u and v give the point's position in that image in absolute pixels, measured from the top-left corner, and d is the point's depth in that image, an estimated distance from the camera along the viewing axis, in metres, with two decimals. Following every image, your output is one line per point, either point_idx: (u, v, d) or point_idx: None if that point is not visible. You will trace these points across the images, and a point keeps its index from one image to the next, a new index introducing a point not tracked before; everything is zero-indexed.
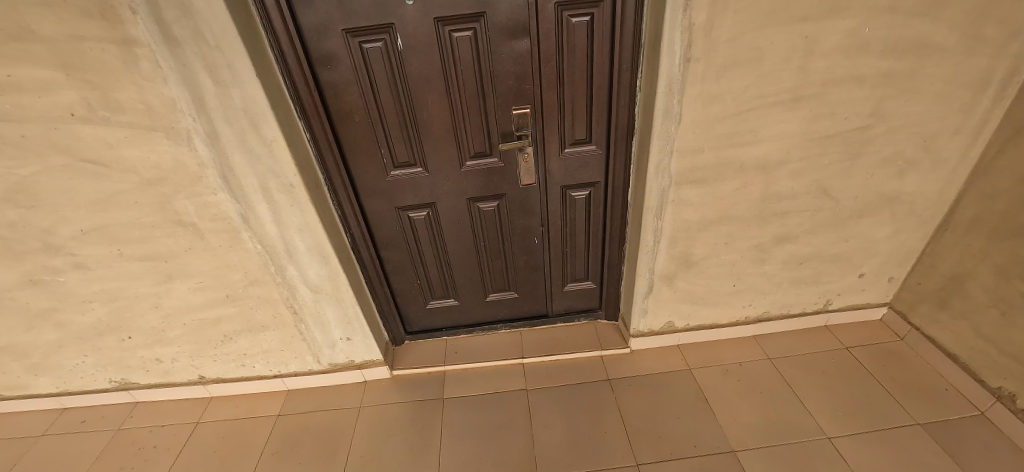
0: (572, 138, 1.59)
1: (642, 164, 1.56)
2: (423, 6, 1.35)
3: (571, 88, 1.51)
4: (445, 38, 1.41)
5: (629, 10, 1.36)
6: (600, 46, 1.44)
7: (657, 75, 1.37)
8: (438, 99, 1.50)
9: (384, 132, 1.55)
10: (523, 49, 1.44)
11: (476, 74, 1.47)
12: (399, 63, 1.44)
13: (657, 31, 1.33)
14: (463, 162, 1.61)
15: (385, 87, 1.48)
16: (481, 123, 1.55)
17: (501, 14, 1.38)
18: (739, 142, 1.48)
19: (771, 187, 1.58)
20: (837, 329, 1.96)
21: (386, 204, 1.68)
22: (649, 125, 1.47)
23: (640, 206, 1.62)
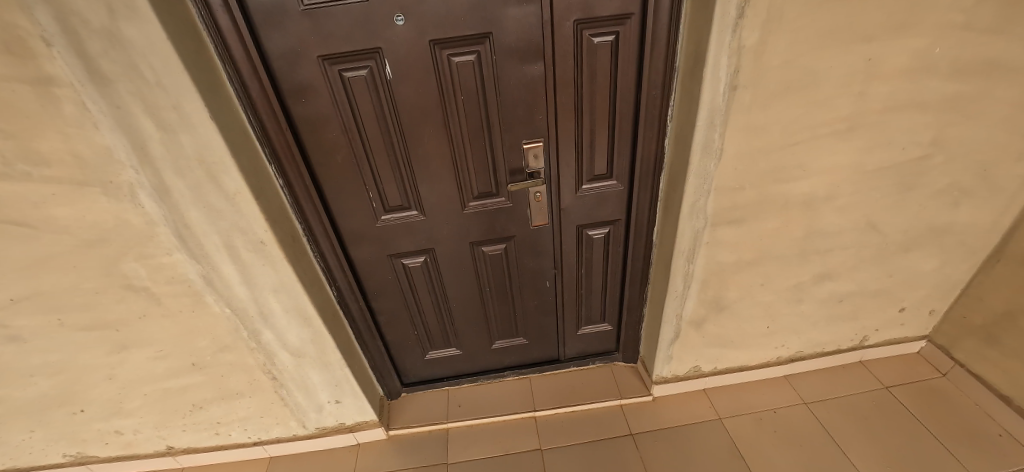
0: (590, 173, 1.38)
1: (672, 202, 1.36)
2: (416, 27, 1.11)
3: (590, 118, 1.30)
4: (443, 63, 1.18)
5: (661, 28, 1.16)
6: (625, 69, 1.23)
7: (695, 105, 1.17)
8: (436, 133, 1.27)
9: (371, 173, 1.31)
10: (535, 74, 1.21)
11: (480, 104, 1.25)
12: (388, 93, 1.20)
13: (697, 54, 1.12)
14: (466, 203, 1.39)
15: (372, 121, 1.24)
16: (486, 159, 1.33)
17: (510, 35, 1.15)
18: (785, 177, 1.28)
19: (816, 224, 1.40)
20: (873, 365, 1.81)
21: (376, 253, 1.45)
22: (683, 160, 1.27)
23: (668, 249, 1.42)
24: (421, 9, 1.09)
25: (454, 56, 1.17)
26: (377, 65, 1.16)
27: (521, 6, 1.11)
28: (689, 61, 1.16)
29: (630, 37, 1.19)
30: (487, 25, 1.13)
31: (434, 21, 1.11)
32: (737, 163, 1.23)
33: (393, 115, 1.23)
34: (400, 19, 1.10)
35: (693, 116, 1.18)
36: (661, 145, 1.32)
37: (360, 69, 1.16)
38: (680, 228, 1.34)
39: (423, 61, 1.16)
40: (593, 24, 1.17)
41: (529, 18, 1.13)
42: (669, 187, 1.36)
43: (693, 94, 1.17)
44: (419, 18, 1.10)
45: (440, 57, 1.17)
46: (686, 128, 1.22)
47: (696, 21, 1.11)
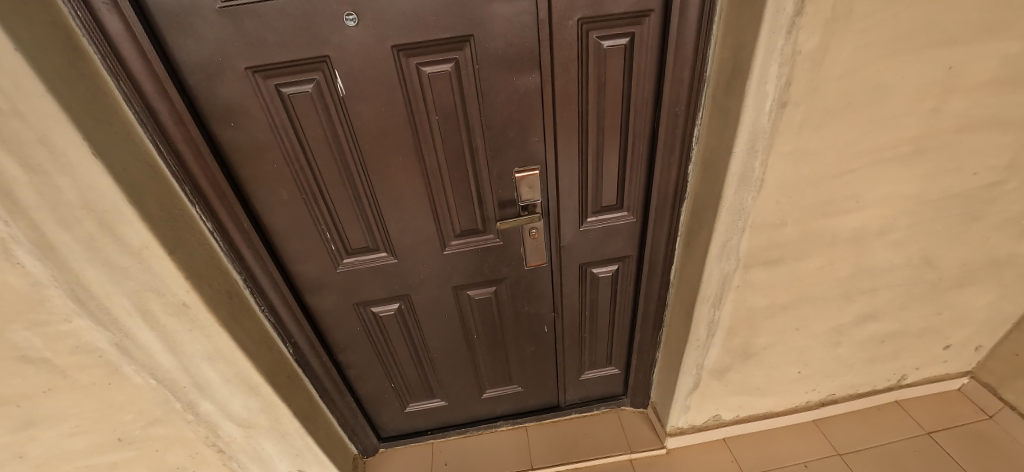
0: (597, 203, 1.14)
1: (695, 240, 1.12)
2: (375, 30, 0.85)
3: (596, 139, 1.05)
4: (412, 75, 0.92)
5: (688, 28, 0.91)
6: (640, 80, 0.99)
7: (731, 126, 0.92)
8: (404, 161, 1.01)
9: (326, 210, 1.06)
10: (529, 87, 0.96)
11: (459, 125, 0.99)
12: (342, 113, 0.94)
13: (735, 63, 0.88)
14: (446, 243, 1.14)
15: (323, 149, 0.98)
16: (469, 191, 1.08)
17: (496, 38, 0.90)
18: (834, 210, 1.05)
19: (864, 261, 1.17)
20: (911, 406, 1.60)
21: (339, 301, 1.20)
22: (712, 192, 1.02)
23: (689, 292, 1.19)
24: (379, 6, 0.83)
25: (425, 66, 0.91)
26: (325, 79, 0.91)
27: (511, 1, 0.86)
28: (724, 71, 0.92)
29: (648, 40, 0.95)
30: (467, 26, 0.88)
31: (398, 22, 0.85)
32: (778, 195, 1.00)
33: (349, 140, 0.98)
34: (352, 19, 0.84)
35: (727, 139, 0.94)
36: (683, 171, 1.08)
37: (304, 83, 0.90)
38: (705, 272, 1.11)
39: (386, 73, 0.90)
40: (602, 24, 0.92)
41: (522, 16, 0.88)
42: (692, 222, 1.12)
43: (728, 113, 0.93)
44: (377, 18, 0.84)
45: (407, 67, 0.91)
46: (717, 154, 0.98)
47: (734, 20, 0.87)
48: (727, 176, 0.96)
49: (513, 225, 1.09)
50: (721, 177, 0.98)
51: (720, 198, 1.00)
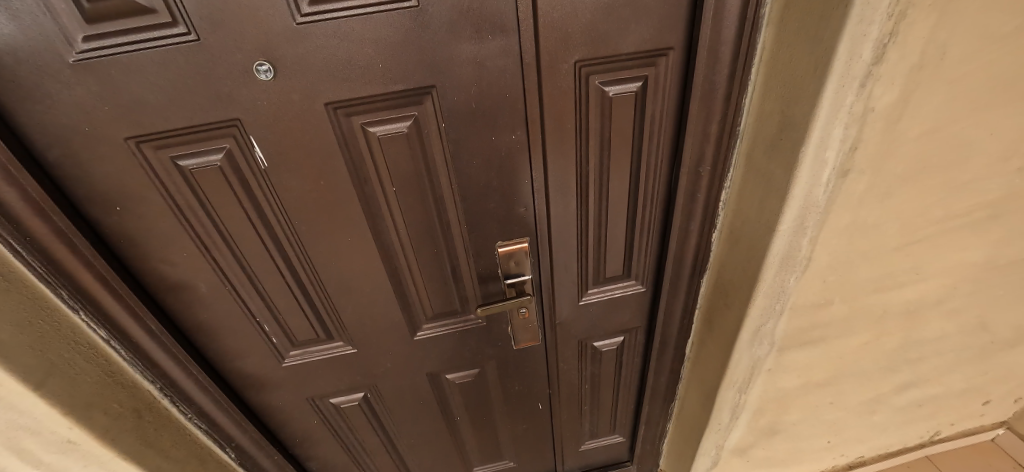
0: (599, 274, 0.93)
1: (719, 317, 0.92)
2: (300, 84, 0.63)
3: (599, 203, 0.84)
4: (357, 138, 0.69)
5: (718, 71, 0.70)
6: (654, 133, 0.77)
7: (774, 197, 0.71)
8: (354, 242, 0.79)
9: (258, 301, 0.83)
10: (514, 147, 0.74)
11: (423, 196, 0.76)
12: (267, 189, 0.71)
13: (782, 119, 0.67)
14: (416, 328, 0.93)
15: (246, 231, 0.75)
16: (441, 270, 0.86)
17: (468, 89, 0.67)
18: (888, 283, 0.86)
19: (915, 331, 0.99)
20: (942, 462, 1.41)
21: (287, 396, 0.98)
22: (744, 270, 0.82)
23: (712, 377, 0.98)
24: (304, 53, 0.60)
25: (374, 127, 0.68)
26: (238, 148, 0.67)
27: (485, 41, 0.64)
28: (764, 126, 0.71)
29: (664, 83, 0.73)
30: (427, 75, 0.65)
31: (332, 73, 0.63)
32: (826, 272, 0.80)
33: (279, 220, 0.75)
34: (266, 71, 0.61)
35: (769, 212, 0.73)
36: (706, 239, 0.87)
37: (211, 153, 0.67)
38: (733, 358, 0.91)
39: (321, 138, 0.68)
40: (607, 66, 0.70)
41: (501, 60, 0.66)
42: (715, 297, 0.91)
43: (769, 180, 0.72)
44: (302, 68, 0.62)
45: (349, 129, 0.68)
46: (753, 227, 0.77)
47: (781, 64, 0.65)
48: (767, 256, 0.76)
49: (497, 307, 0.86)
50: (760, 256, 0.77)
51: (756, 280, 0.79)
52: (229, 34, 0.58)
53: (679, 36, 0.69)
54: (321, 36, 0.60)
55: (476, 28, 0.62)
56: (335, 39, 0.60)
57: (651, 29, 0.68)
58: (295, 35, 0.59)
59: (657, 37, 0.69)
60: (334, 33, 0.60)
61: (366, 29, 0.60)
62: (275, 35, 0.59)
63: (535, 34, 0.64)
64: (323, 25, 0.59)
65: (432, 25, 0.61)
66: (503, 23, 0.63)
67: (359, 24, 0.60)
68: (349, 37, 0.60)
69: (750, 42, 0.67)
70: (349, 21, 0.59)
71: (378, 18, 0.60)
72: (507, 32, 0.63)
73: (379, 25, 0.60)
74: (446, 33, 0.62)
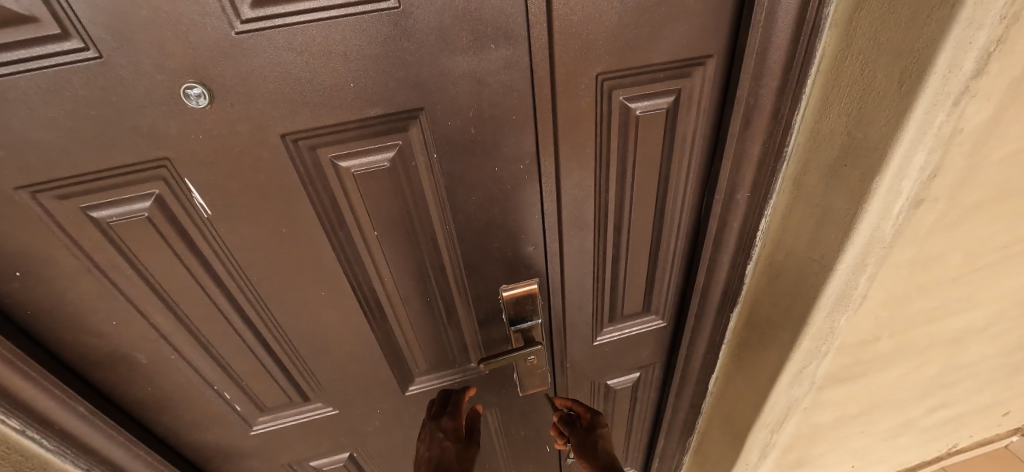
0: (616, 311, 0.81)
1: (749, 356, 0.82)
2: (246, 111, 0.48)
3: (619, 236, 0.71)
4: (325, 176, 0.54)
5: (763, 84, 0.58)
6: (684, 155, 0.66)
7: (832, 232, 0.60)
8: (328, 298, 0.64)
9: (213, 370, 0.68)
10: (523, 179, 0.60)
11: (411, 241, 0.62)
12: (215, 243, 0.56)
13: (848, 142, 0.56)
14: (407, 382, 0.78)
15: (190, 293, 0.59)
16: (434, 320, 0.72)
17: (465, 112, 0.53)
18: (938, 313, 0.77)
19: (956, 357, 0.90)
20: None
21: (255, 466, 0.83)
22: (786, 310, 0.71)
23: (745, 420, 0.88)
24: (249, 71, 0.45)
25: (348, 161, 0.54)
26: (171, 194, 0.52)
27: (486, 52, 0.50)
28: (820, 149, 0.60)
29: (699, 98, 0.61)
30: (413, 96, 0.51)
31: (288, 96, 0.48)
32: (876, 308, 0.71)
33: (233, 279, 0.59)
34: (199, 96, 0.46)
35: (824, 249, 0.62)
36: (740, 271, 0.76)
37: (136, 201, 0.51)
38: (768, 402, 0.80)
39: (278, 178, 0.52)
40: (634, 78, 0.57)
41: (507, 76, 0.52)
42: (749, 336, 0.80)
43: (826, 212, 0.61)
44: (249, 91, 0.47)
45: (315, 165, 0.53)
46: (802, 264, 0.66)
47: (846, 77, 0.54)
48: (819, 298, 0.65)
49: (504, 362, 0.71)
50: (810, 297, 0.66)
51: (803, 322, 0.68)
52: (143, 50, 0.42)
53: (718, 41, 0.57)
54: (272, 48, 0.45)
55: (474, 37, 0.48)
56: (290, 51, 0.45)
57: (688, 32, 0.55)
58: (235, 48, 0.44)
59: (695, 42, 0.56)
60: (289, 43, 0.45)
61: (332, 38, 0.46)
62: (207, 49, 0.43)
63: (549, 42, 0.51)
64: (274, 34, 0.44)
65: (419, 33, 0.47)
66: (510, 29, 0.49)
67: (322, 32, 0.45)
68: (309, 49, 0.46)
69: (806, 49, 0.55)
70: (309, 27, 0.45)
71: (348, 24, 0.45)
72: (515, 40, 0.50)
73: (349, 32, 0.46)
74: (436, 43, 0.48)
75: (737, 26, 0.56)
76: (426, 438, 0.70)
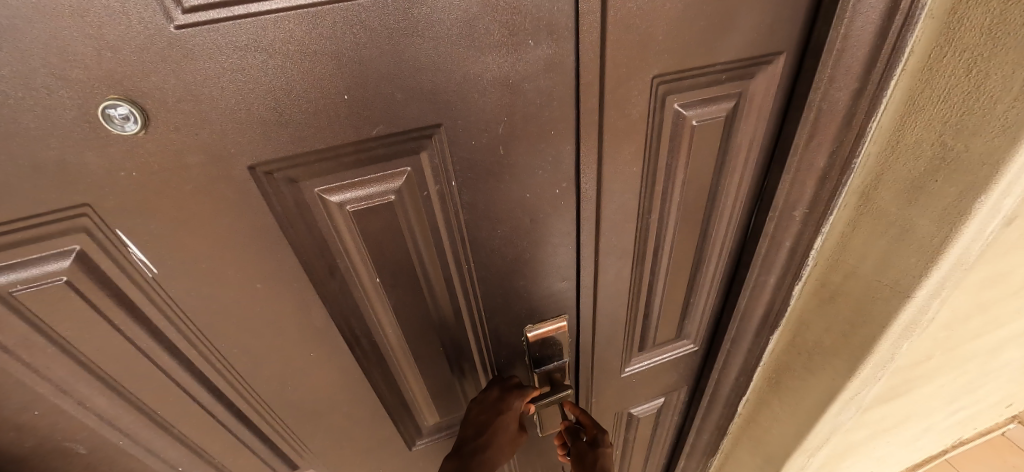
0: (646, 340, 0.72)
1: (790, 380, 0.75)
2: (199, 138, 0.34)
3: (658, 261, 0.61)
4: (312, 215, 0.42)
5: (840, 85, 0.49)
6: (737, 168, 0.56)
7: (912, 255, 0.52)
8: (319, 358, 0.52)
9: (174, 452, 0.54)
10: (558, 205, 0.49)
11: (420, 285, 0.50)
12: (167, 306, 0.42)
13: (942, 154, 0.47)
14: (413, 437, 0.68)
15: (137, 368, 0.45)
16: (446, 370, 0.61)
17: (493, 127, 0.42)
18: (989, 327, 0.71)
19: (990, 366, 0.86)
20: (961, 463, 1.35)
21: None
22: (843, 335, 0.64)
23: (782, 447, 0.81)
24: (199, 81, 0.32)
25: (341, 196, 0.41)
26: (98, 249, 0.37)
27: (522, 52, 0.39)
28: (900, 160, 0.51)
29: (761, 102, 0.51)
30: (427, 111, 0.38)
31: (257, 115, 0.34)
32: (937, 329, 0.64)
33: (195, 347, 0.46)
34: (126, 120, 0.32)
35: (899, 273, 0.54)
36: (786, 293, 0.67)
37: (49, 260, 0.37)
38: (813, 430, 0.74)
39: (249, 222, 0.40)
40: (693, 80, 0.47)
41: (546, 81, 0.41)
42: (792, 359, 0.73)
43: (905, 232, 0.53)
44: (200, 110, 0.33)
45: (297, 203, 0.40)
46: (868, 288, 0.58)
47: (943, 76, 0.46)
48: (889, 326, 0.57)
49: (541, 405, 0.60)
50: (877, 324, 0.59)
51: (865, 350, 0.61)
52: (37, 54, 0.29)
53: (790, 34, 0.47)
54: (231, 48, 0.31)
55: (509, 31, 0.37)
56: (257, 53, 0.32)
57: (760, 23, 0.45)
58: (177, 49, 0.31)
59: (765, 35, 0.46)
60: (255, 42, 0.32)
61: (317, 34, 0.33)
62: (136, 51, 0.30)
63: (601, 37, 0.40)
64: (233, 29, 0.31)
65: (437, 26, 0.35)
66: (553, 20, 0.38)
67: (303, 25, 0.32)
68: (285, 50, 0.32)
69: (895, 44, 0.46)
70: (284, 19, 0.31)
71: (339, 15, 0.32)
72: (558, 35, 0.39)
73: (340, 26, 0.33)
74: (460, 39, 0.36)
75: (813, 16, 0.47)
76: (485, 401, 0.57)
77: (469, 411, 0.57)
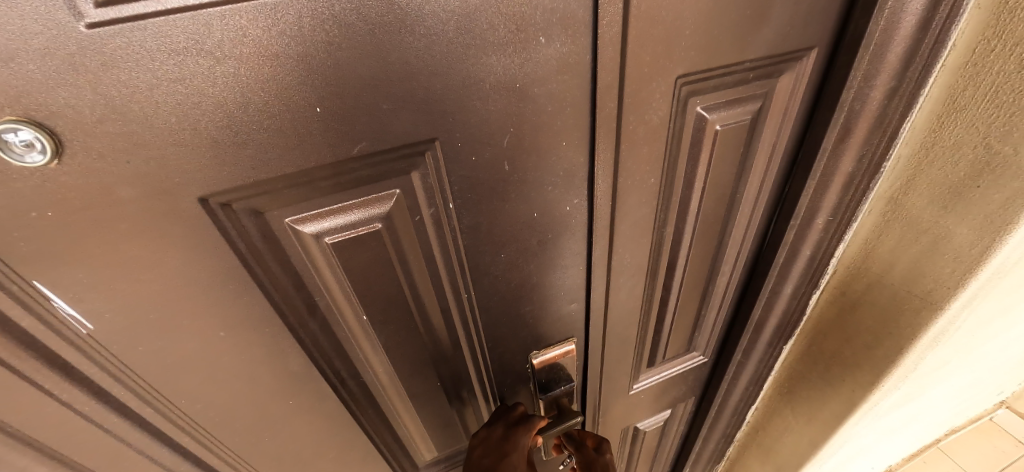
0: (656, 355, 0.67)
1: (805, 388, 0.72)
2: (131, 167, 0.27)
3: (671, 276, 0.56)
4: (282, 250, 0.35)
5: (876, 84, 0.44)
6: (759, 173, 0.51)
7: (947, 266, 0.49)
8: (299, 405, 0.45)
9: None
10: (568, 224, 0.44)
11: (413, 319, 0.44)
12: (111, 364, 0.35)
13: (987, 158, 0.43)
14: None
15: (82, 435, 0.38)
16: (444, 403, 0.55)
17: (498, 140, 0.35)
18: (1005, 328, 0.69)
19: (1000, 363, 0.84)
20: (952, 450, 1.35)
21: None
22: (866, 346, 0.60)
23: (797, 453, 0.79)
24: (127, 96, 0.25)
25: (317, 225, 0.34)
26: (17, 306, 0.30)
27: (531, 51, 0.32)
28: (935, 164, 0.47)
29: (787, 103, 0.46)
30: (419, 124, 0.32)
31: (206, 136, 0.27)
32: (960, 336, 0.61)
33: (151, 406, 0.39)
34: (30, 148, 0.24)
35: (931, 285, 0.51)
36: (803, 302, 0.63)
37: None
38: (830, 439, 0.71)
39: (203, 264, 0.33)
40: (718, 80, 0.41)
41: (558, 85, 0.35)
42: (807, 367, 0.70)
43: (940, 241, 0.49)
44: (132, 131, 0.26)
45: (264, 237, 0.34)
46: (895, 299, 0.55)
47: (990, 73, 0.41)
48: (918, 339, 0.54)
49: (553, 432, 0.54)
50: (905, 337, 0.55)
51: (891, 362, 0.58)
52: None
53: (823, 26, 0.42)
54: (165, 52, 0.24)
55: (517, 26, 0.31)
56: (201, 57, 0.25)
57: (793, 14, 0.40)
58: (92, 54, 0.23)
59: (799, 27, 0.41)
60: (198, 43, 0.25)
61: (278, 33, 0.26)
62: (34, 59, 0.23)
63: (622, 32, 0.34)
64: (166, 27, 0.24)
65: (430, 21, 0.28)
66: (567, 12, 0.32)
67: (259, 21, 0.25)
68: (237, 53, 0.25)
69: (938, 38, 0.41)
70: (234, 12, 0.24)
71: (305, 9, 0.25)
72: (573, 29, 0.33)
73: (307, 22, 0.26)
74: (457, 36, 0.30)
75: (849, 6, 0.41)
76: (488, 440, 0.52)
77: (472, 452, 0.52)
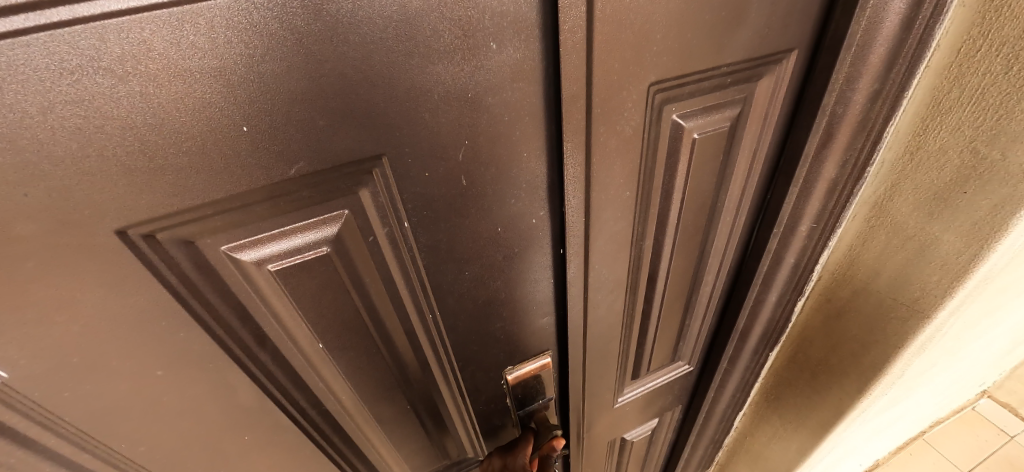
0: (640, 367, 0.65)
1: (792, 395, 0.71)
2: (31, 199, 0.24)
3: (653, 288, 0.54)
4: (220, 281, 0.32)
5: (858, 86, 0.42)
6: (740, 180, 0.48)
7: (934, 272, 0.48)
8: (256, 441, 0.42)
9: None
10: (536, 236, 0.42)
11: (374, 345, 0.41)
12: (35, 414, 0.31)
13: (973, 163, 0.42)
14: None
15: None
16: (416, 426, 0.52)
17: (452, 154, 0.33)
18: (990, 329, 0.68)
19: (985, 362, 0.83)
20: (937, 442, 1.35)
21: None
22: (854, 355, 0.59)
23: (786, 460, 0.78)
24: (16, 121, 0.22)
25: (257, 253, 0.31)
26: None
27: (483, 58, 0.30)
28: (920, 168, 0.45)
29: (766, 108, 0.44)
30: (362, 140, 0.29)
31: (116, 161, 0.24)
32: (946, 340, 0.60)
33: (88, 452, 0.35)
34: None
35: (918, 292, 0.49)
36: (789, 310, 0.62)
37: None
38: (819, 445, 0.70)
39: (131, 299, 0.30)
40: (694, 85, 0.39)
41: (514, 93, 0.32)
42: (794, 374, 0.69)
43: (926, 247, 0.47)
44: (28, 160, 0.23)
45: (199, 268, 0.30)
46: (881, 307, 0.53)
47: (976, 74, 0.39)
48: (905, 347, 0.53)
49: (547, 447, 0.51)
50: (892, 344, 0.54)
51: (879, 370, 0.57)
52: None
53: (803, 28, 0.40)
54: (56, 72, 0.21)
55: (464, 30, 0.28)
56: (100, 75, 0.22)
57: (770, 16, 0.37)
58: None
59: (776, 30, 0.39)
60: (94, 60, 0.22)
61: (189, 45, 0.23)
62: None
63: (587, 37, 0.31)
64: (54, 42, 0.21)
65: (365, 28, 0.26)
66: (519, 14, 0.29)
67: (166, 33, 0.22)
68: (143, 70, 0.22)
69: (921, 37, 0.39)
70: (134, 24, 0.21)
71: (218, 18, 0.22)
72: (526, 34, 0.30)
73: (222, 33, 0.23)
74: (398, 44, 0.27)
75: (830, 6, 0.39)
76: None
77: None
